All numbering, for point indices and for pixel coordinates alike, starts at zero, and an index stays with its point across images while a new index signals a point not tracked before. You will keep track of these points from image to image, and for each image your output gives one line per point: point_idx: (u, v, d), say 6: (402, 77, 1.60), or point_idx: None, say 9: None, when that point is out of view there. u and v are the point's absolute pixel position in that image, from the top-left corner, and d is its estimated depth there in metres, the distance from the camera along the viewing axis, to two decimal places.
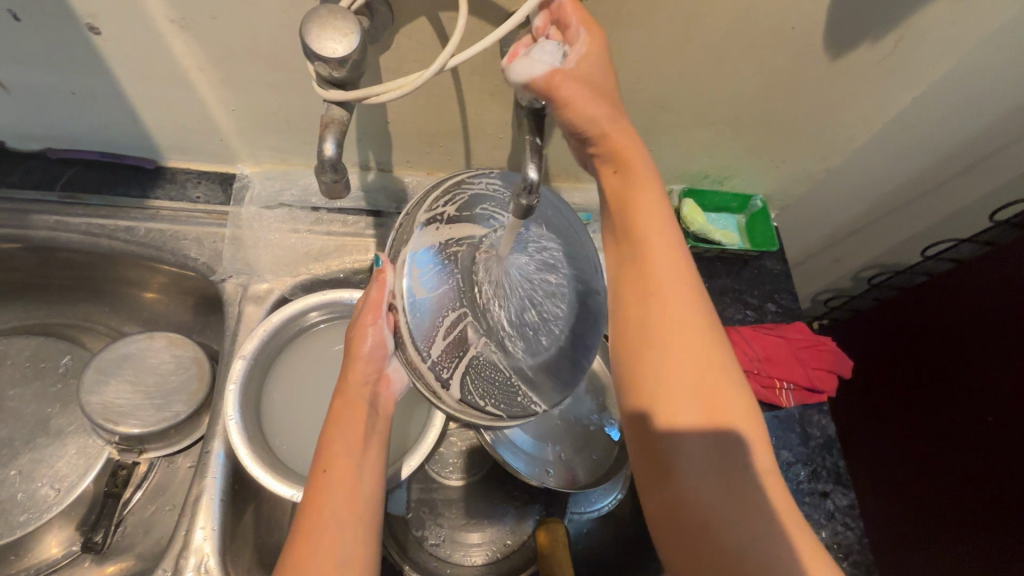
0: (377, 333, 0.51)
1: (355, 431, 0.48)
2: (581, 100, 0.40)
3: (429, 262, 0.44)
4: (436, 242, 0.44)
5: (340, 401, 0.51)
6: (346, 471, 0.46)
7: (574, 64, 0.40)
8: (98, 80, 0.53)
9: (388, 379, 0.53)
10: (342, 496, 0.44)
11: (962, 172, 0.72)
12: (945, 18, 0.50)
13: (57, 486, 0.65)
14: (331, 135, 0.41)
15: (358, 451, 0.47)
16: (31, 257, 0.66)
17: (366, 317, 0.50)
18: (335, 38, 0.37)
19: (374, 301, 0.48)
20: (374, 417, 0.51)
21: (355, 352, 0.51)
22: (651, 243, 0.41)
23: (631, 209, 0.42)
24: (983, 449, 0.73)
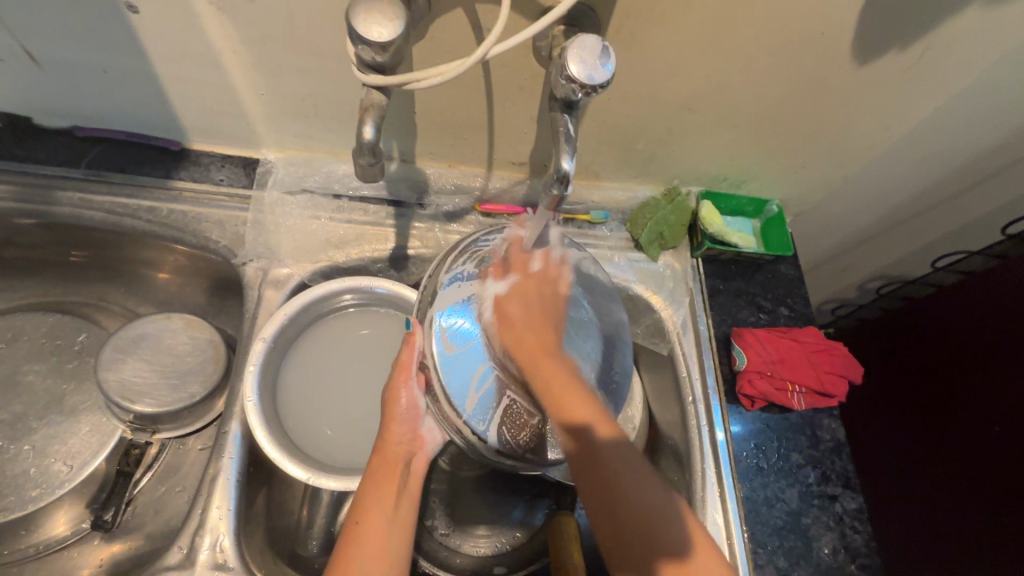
0: (411, 395, 0.53)
1: (388, 490, 0.51)
2: (518, 275, 0.53)
3: (455, 321, 0.50)
4: (459, 302, 0.51)
5: (376, 460, 0.52)
6: (374, 533, 0.48)
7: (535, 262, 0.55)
8: (131, 60, 0.54)
9: (422, 439, 0.55)
10: (372, 552, 0.47)
11: (976, 184, 0.73)
12: (970, 30, 0.51)
13: (70, 463, 0.65)
14: (370, 119, 0.43)
15: (390, 511, 0.50)
16: (51, 235, 0.67)
17: (401, 378, 0.53)
18: (380, 23, 0.39)
19: (404, 362, 0.53)
20: (407, 475, 0.53)
21: (394, 412, 0.54)
22: (524, 321, 0.51)
23: (520, 290, 0.53)
24: (989, 461, 0.74)
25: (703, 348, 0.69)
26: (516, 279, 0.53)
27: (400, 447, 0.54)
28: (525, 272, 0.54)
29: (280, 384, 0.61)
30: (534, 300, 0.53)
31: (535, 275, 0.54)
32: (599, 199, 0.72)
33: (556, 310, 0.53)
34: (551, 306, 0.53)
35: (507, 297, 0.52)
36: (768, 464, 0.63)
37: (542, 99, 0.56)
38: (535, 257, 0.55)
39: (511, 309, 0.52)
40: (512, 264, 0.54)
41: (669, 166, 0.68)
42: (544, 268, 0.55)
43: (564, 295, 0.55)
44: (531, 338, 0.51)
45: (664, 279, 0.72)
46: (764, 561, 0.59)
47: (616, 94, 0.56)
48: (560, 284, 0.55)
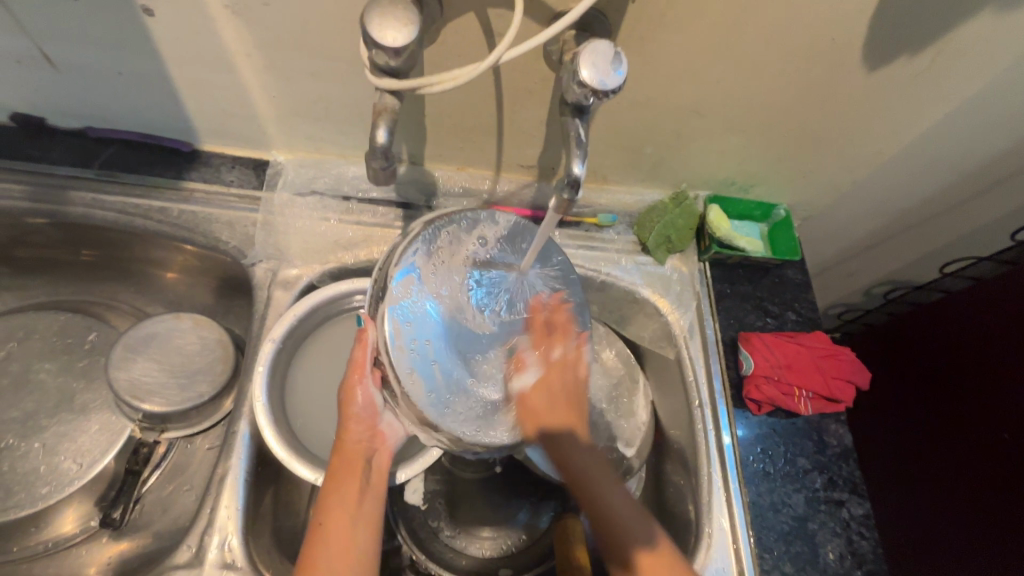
0: (367, 393, 0.53)
1: (350, 489, 0.50)
2: (543, 366, 0.53)
3: (407, 318, 0.49)
4: (410, 297, 0.49)
5: (336, 460, 0.52)
6: (338, 533, 0.48)
7: (558, 350, 0.54)
8: (146, 62, 0.54)
9: (383, 434, 0.54)
10: (336, 552, 0.47)
11: (985, 190, 0.73)
12: (981, 37, 0.51)
13: (80, 461, 0.65)
14: (383, 123, 0.44)
15: (351, 509, 0.50)
16: (63, 234, 0.67)
17: (355, 378, 0.53)
18: (395, 27, 0.39)
19: (358, 361, 0.52)
20: (370, 473, 0.52)
21: (350, 411, 0.53)
22: (553, 421, 0.53)
23: (544, 382, 0.53)
24: (997, 467, 0.73)
25: (710, 352, 0.69)
26: (546, 373, 0.53)
27: (360, 445, 0.53)
28: (551, 363, 0.54)
29: (288, 384, 0.61)
30: (559, 395, 0.54)
31: (559, 362, 0.54)
32: (607, 202, 0.72)
33: (580, 395, 0.55)
34: (575, 392, 0.55)
35: (535, 391, 0.53)
36: (774, 469, 0.63)
37: (552, 103, 0.56)
38: (557, 340, 0.54)
39: (537, 403, 0.53)
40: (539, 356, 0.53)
41: (677, 170, 0.68)
42: (570, 355, 0.55)
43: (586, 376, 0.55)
44: (558, 434, 0.53)
45: (671, 282, 0.72)
46: (770, 566, 0.59)
47: (626, 98, 0.57)
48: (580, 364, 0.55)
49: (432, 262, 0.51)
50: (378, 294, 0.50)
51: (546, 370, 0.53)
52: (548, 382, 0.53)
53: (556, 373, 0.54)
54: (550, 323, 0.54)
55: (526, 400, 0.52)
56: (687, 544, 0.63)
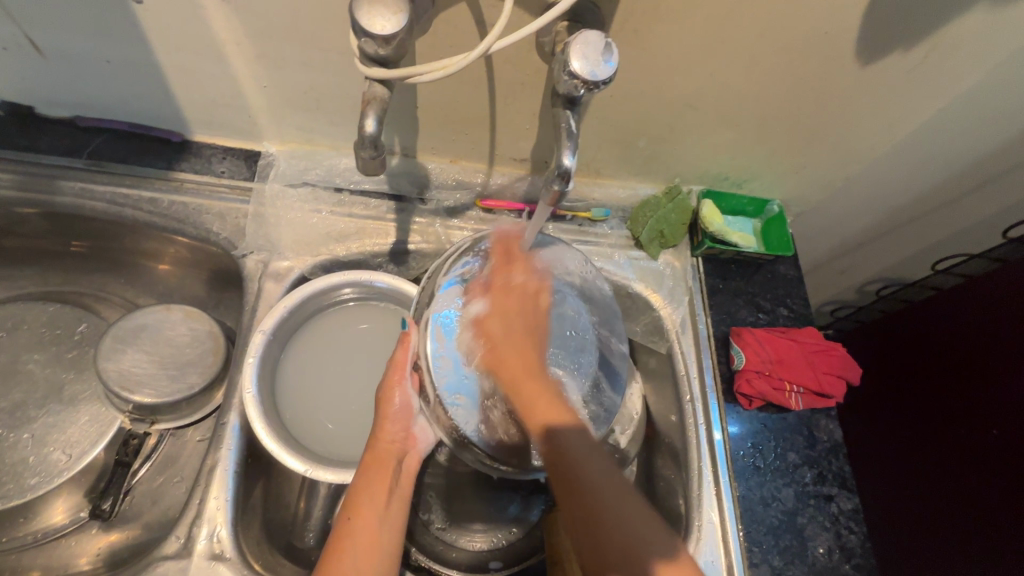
0: (406, 394, 0.54)
1: (380, 487, 0.51)
2: (499, 290, 0.53)
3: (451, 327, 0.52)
4: (456, 307, 0.53)
5: (367, 458, 0.52)
6: (364, 532, 0.48)
7: (513, 278, 0.54)
8: (134, 50, 0.54)
9: (415, 438, 0.55)
10: (363, 551, 0.48)
11: (977, 187, 0.73)
12: (974, 32, 0.51)
13: (70, 452, 0.65)
14: (373, 112, 0.43)
15: (380, 508, 0.50)
16: (52, 224, 0.67)
17: (396, 377, 0.54)
18: (384, 16, 0.39)
19: (399, 361, 0.54)
20: (397, 475, 0.53)
21: (388, 410, 0.53)
22: (502, 338, 0.51)
23: (499, 304, 0.53)
24: (986, 463, 0.74)
25: (701, 347, 0.69)
26: (499, 301, 0.53)
27: (392, 445, 0.53)
28: (504, 290, 0.53)
29: (279, 376, 0.61)
30: (512, 321, 0.52)
31: (515, 288, 0.53)
32: (600, 196, 0.72)
33: (539, 327, 0.53)
34: (534, 323, 0.53)
35: (488, 318, 0.52)
36: (764, 464, 0.63)
37: (544, 96, 0.56)
38: (511, 269, 0.55)
39: (491, 326, 0.51)
40: (491, 285, 0.54)
41: (670, 164, 0.68)
42: (524, 283, 0.54)
43: (546, 309, 0.54)
44: (511, 355, 0.50)
45: (663, 277, 0.72)
46: (759, 560, 0.59)
47: (619, 91, 0.56)
48: (541, 297, 0.54)
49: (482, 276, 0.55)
50: (426, 303, 0.55)
51: (499, 295, 0.53)
52: (501, 302, 0.53)
53: (507, 293, 0.53)
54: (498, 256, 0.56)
55: (478, 326, 0.52)
56: None
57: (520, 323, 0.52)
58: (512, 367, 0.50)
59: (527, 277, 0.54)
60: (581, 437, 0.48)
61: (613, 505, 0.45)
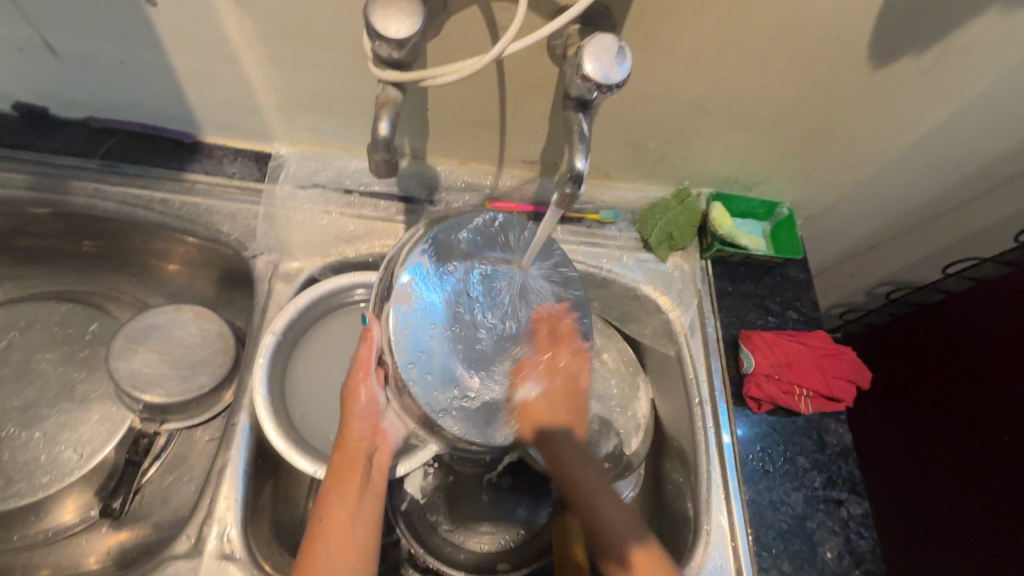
0: (370, 390, 0.53)
1: (351, 485, 0.50)
2: (556, 371, 0.58)
3: (412, 318, 0.51)
4: (414, 297, 0.51)
5: (338, 456, 0.51)
6: (338, 529, 0.48)
7: (568, 364, 0.58)
8: (148, 52, 0.54)
9: (384, 433, 0.54)
10: (337, 549, 0.47)
11: (989, 191, 0.73)
12: (988, 35, 0.51)
13: (81, 451, 0.66)
14: (386, 115, 0.43)
15: (352, 506, 0.49)
16: (65, 225, 0.67)
17: (359, 375, 0.53)
18: (398, 19, 0.39)
19: (363, 358, 0.52)
20: (370, 471, 0.52)
21: (353, 409, 0.52)
22: (557, 426, 0.57)
23: (554, 386, 0.57)
24: (996, 467, 0.73)
25: (710, 350, 0.69)
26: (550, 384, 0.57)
27: (360, 443, 0.52)
28: (554, 372, 0.58)
29: (289, 377, 0.61)
30: (553, 404, 0.57)
31: (567, 368, 0.58)
32: (609, 198, 0.72)
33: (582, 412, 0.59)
34: (573, 400, 0.58)
35: (538, 399, 0.56)
36: (774, 467, 0.63)
37: (555, 98, 0.56)
38: (567, 350, 0.58)
39: (544, 412, 0.57)
40: (544, 365, 0.57)
41: (679, 167, 0.68)
42: (571, 366, 0.58)
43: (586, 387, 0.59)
44: (559, 444, 0.57)
45: (672, 280, 0.72)
46: (768, 564, 0.59)
47: (629, 94, 0.56)
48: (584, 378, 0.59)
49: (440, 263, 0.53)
50: (385, 293, 0.52)
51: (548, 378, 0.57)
52: (558, 385, 0.58)
53: (565, 377, 0.58)
54: (551, 331, 0.58)
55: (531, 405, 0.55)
56: (685, 541, 0.63)
57: (569, 411, 0.58)
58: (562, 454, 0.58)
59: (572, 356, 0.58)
60: (622, 515, 0.57)
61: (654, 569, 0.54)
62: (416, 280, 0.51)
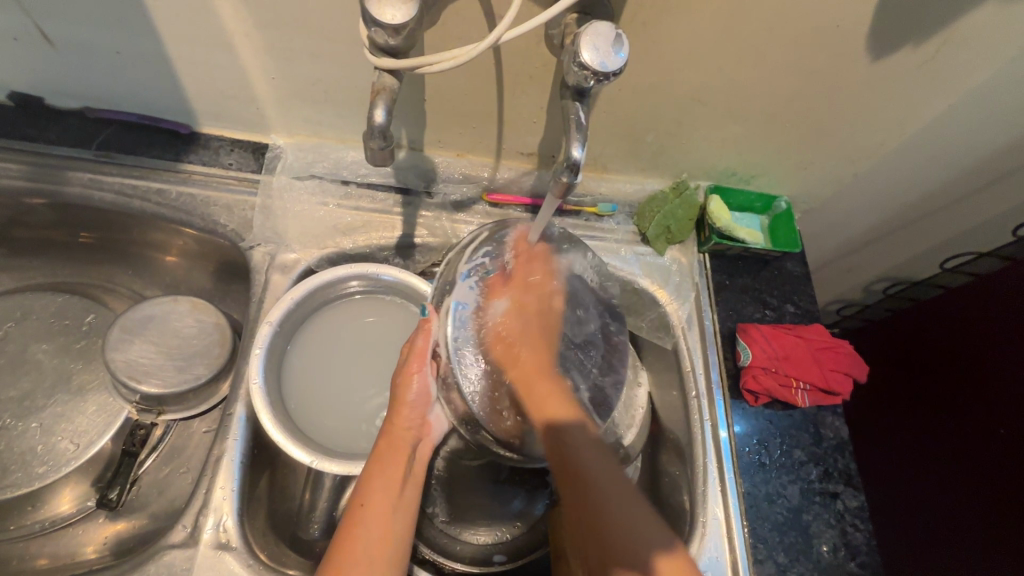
0: (423, 381, 0.54)
1: (394, 473, 0.51)
2: (520, 290, 0.56)
3: (469, 313, 0.53)
4: (474, 295, 0.54)
5: (383, 443, 0.52)
6: (378, 515, 0.49)
7: (533, 282, 0.56)
8: (143, 41, 0.54)
9: (429, 425, 0.55)
10: (377, 535, 0.48)
11: (988, 185, 0.72)
12: (988, 26, 0.51)
13: (77, 441, 0.65)
14: (382, 102, 0.43)
15: (394, 494, 0.50)
16: (60, 215, 0.67)
17: (414, 365, 0.54)
18: (394, 5, 0.39)
19: (420, 349, 0.54)
20: (412, 462, 0.53)
21: (404, 397, 0.53)
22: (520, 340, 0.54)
23: (518, 300, 0.55)
24: (991, 462, 0.74)
25: (707, 343, 0.68)
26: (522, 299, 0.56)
27: (406, 433, 0.54)
28: (525, 287, 0.56)
29: (285, 369, 0.61)
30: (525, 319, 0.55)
31: (532, 287, 0.56)
32: (607, 191, 0.72)
33: (546, 330, 0.56)
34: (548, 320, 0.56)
35: (505, 315, 0.54)
36: (770, 460, 0.63)
37: (552, 89, 0.56)
38: (533, 268, 0.57)
39: (508, 327, 0.54)
40: (513, 278, 0.56)
41: (678, 160, 0.68)
42: (543, 281, 0.57)
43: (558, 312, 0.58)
44: (527, 359, 0.53)
45: (670, 273, 0.72)
46: (764, 556, 0.59)
47: (627, 85, 0.56)
48: (553, 302, 0.58)
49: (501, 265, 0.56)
50: (445, 289, 0.55)
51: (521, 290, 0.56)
52: (520, 296, 0.55)
53: (527, 290, 0.56)
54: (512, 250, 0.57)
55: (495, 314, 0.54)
56: (681, 534, 0.63)
57: (531, 326, 0.55)
58: (529, 372, 0.53)
59: (543, 278, 0.57)
60: (595, 455, 0.51)
61: (620, 510, 0.48)
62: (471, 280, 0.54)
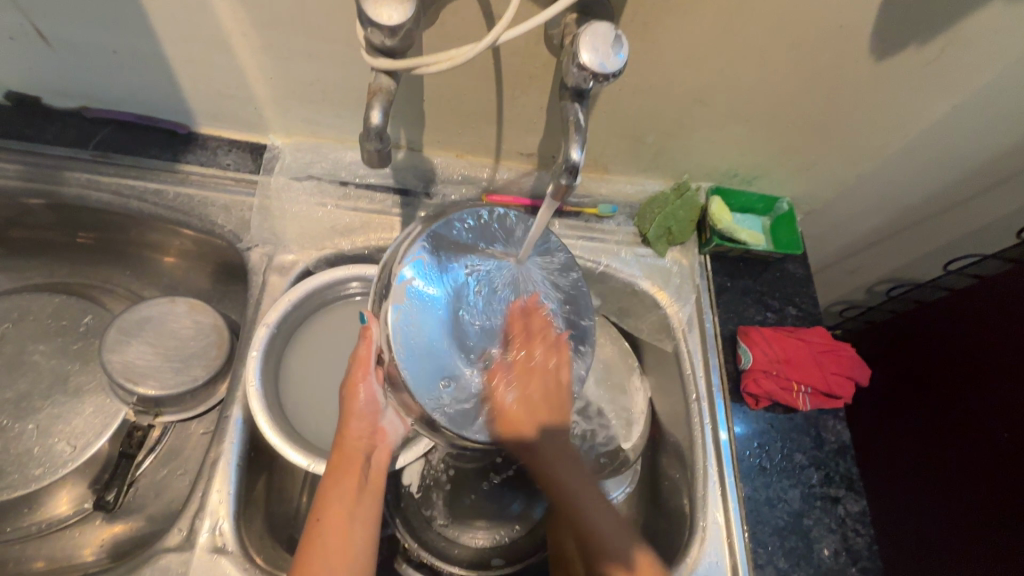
0: (369, 389, 0.53)
1: (350, 485, 0.50)
2: (523, 373, 0.53)
3: (412, 314, 0.49)
4: (415, 294, 0.50)
5: (337, 455, 0.51)
6: (336, 528, 0.48)
7: (535, 363, 0.54)
8: (140, 41, 0.53)
9: (384, 432, 0.54)
10: (335, 547, 0.47)
11: (993, 186, 0.72)
12: (993, 27, 0.50)
13: (74, 443, 0.65)
14: (378, 103, 0.43)
15: (351, 504, 0.49)
16: (58, 215, 0.67)
17: (359, 374, 0.53)
18: (390, 5, 0.38)
19: (363, 357, 0.52)
20: (369, 472, 0.52)
21: (352, 408, 0.53)
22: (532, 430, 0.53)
23: (522, 384, 0.53)
24: (993, 466, 0.73)
25: (708, 346, 0.68)
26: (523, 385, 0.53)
27: (359, 442, 0.53)
28: (528, 371, 0.53)
29: (282, 370, 0.61)
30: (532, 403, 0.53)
31: (536, 368, 0.54)
32: (608, 192, 0.71)
33: (561, 402, 0.54)
34: (556, 390, 0.54)
35: (514, 405, 0.52)
36: (771, 464, 0.63)
37: (552, 89, 0.55)
38: (534, 345, 0.54)
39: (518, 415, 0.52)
40: (514, 363, 0.53)
41: (678, 161, 0.67)
42: (546, 358, 0.54)
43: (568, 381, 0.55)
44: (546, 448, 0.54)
45: (670, 275, 0.72)
46: (765, 561, 0.59)
47: (627, 85, 0.56)
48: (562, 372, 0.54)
49: (442, 256, 0.52)
50: (382, 291, 0.51)
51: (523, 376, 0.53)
52: (523, 383, 0.53)
53: (531, 373, 0.53)
54: (513, 332, 0.54)
55: (502, 404, 0.51)
56: (681, 538, 0.62)
57: (542, 411, 0.53)
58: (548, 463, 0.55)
59: (547, 347, 0.54)
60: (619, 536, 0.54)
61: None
62: (413, 277, 0.50)
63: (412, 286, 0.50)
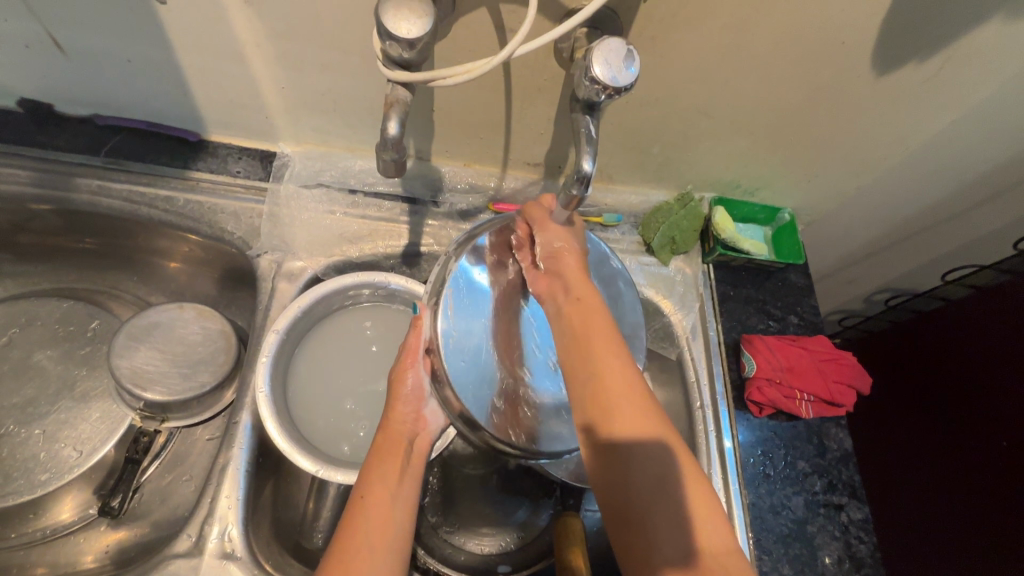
0: (417, 377, 0.54)
1: (392, 467, 0.50)
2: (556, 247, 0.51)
3: (455, 316, 0.51)
4: (459, 297, 0.52)
5: (382, 438, 0.52)
6: (377, 508, 0.47)
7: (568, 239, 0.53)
8: (156, 51, 0.54)
9: (425, 420, 0.54)
10: (375, 526, 0.46)
11: (990, 199, 0.73)
12: (989, 45, 0.51)
13: (81, 448, 0.65)
14: (395, 115, 0.44)
15: (393, 486, 0.49)
16: (65, 221, 0.67)
17: (408, 362, 0.54)
18: (409, 20, 0.39)
19: (411, 346, 0.54)
20: (409, 456, 0.52)
21: (399, 391, 0.54)
22: (572, 301, 0.48)
23: (563, 259, 0.51)
24: (993, 474, 0.74)
25: (712, 354, 0.69)
26: (556, 322, 0.49)
27: (404, 426, 0.53)
28: (553, 244, 0.52)
29: (291, 376, 0.61)
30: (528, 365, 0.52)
31: (563, 243, 0.52)
32: (613, 202, 0.72)
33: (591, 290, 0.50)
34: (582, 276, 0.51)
35: (548, 278, 0.51)
36: (774, 471, 0.63)
37: (560, 101, 0.56)
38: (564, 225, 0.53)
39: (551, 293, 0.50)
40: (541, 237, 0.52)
41: (683, 171, 0.68)
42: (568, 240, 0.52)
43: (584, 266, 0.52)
44: (584, 329, 0.47)
45: (674, 283, 0.73)
46: (769, 568, 0.59)
47: (635, 98, 0.57)
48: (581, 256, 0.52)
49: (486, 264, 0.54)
50: (433, 290, 0.53)
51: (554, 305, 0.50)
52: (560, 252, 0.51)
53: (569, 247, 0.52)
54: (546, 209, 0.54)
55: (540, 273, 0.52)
56: None
57: (578, 287, 0.49)
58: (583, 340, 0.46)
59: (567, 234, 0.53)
60: (655, 466, 0.41)
61: (666, 511, 0.40)
62: (459, 281, 0.52)
63: (456, 288, 0.52)
